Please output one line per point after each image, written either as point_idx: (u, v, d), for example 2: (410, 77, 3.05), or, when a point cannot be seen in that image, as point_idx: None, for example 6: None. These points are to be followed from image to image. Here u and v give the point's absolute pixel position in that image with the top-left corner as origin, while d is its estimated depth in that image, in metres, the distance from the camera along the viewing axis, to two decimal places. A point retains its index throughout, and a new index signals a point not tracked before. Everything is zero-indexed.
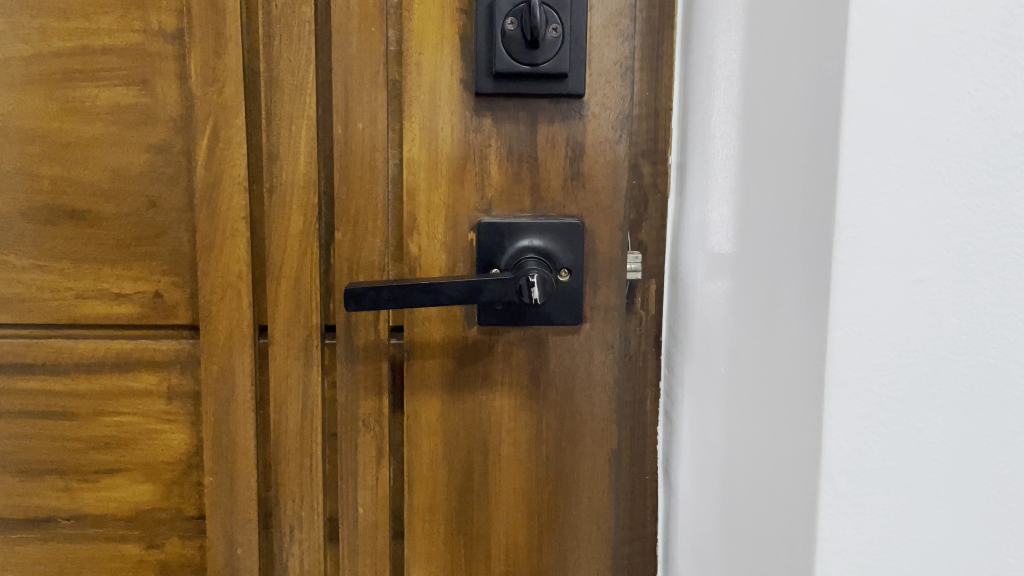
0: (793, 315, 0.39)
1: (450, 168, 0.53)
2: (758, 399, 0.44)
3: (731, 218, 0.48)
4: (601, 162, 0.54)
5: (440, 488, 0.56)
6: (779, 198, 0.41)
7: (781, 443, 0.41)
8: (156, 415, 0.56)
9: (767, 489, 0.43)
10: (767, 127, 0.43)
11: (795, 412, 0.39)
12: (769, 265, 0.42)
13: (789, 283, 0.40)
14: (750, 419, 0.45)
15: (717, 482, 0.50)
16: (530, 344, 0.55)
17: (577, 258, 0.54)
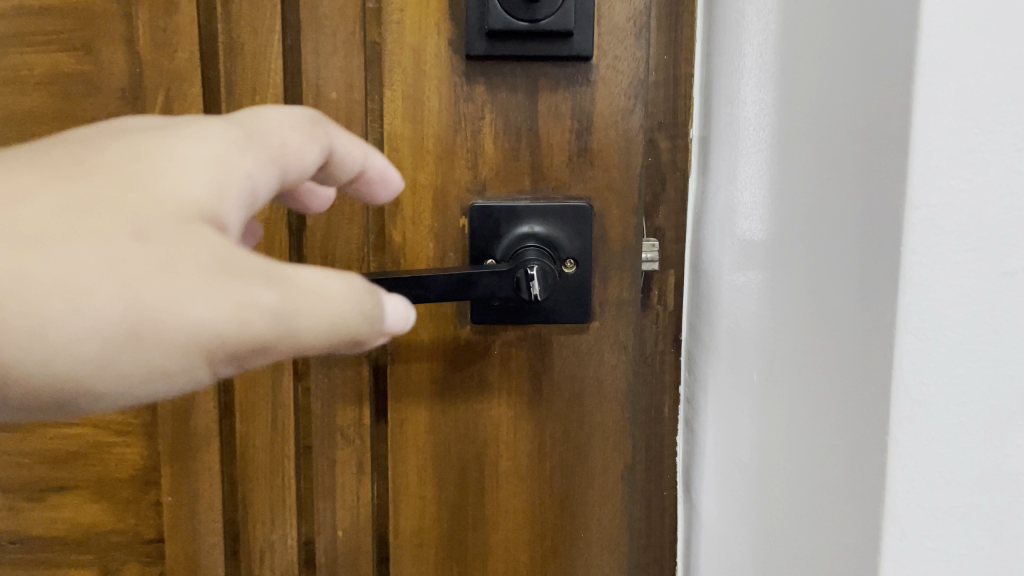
0: (847, 313, 0.32)
1: (437, 144, 0.46)
2: (802, 413, 0.37)
3: (766, 199, 0.40)
4: (611, 136, 0.47)
5: (429, 511, 0.49)
6: (830, 169, 0.34)
7: (830, 468, 0.34)
8: (109, 427, 0.49)
9: (812, 519, 0.36)
10: (813, 85, 0.35)
11: (852, 432, 0.32)
12: (816, 252, 0.35)
13: (841, 274, 0.33)
14: (792, 435, 0.38)
15: (749, 507, 0.43)
16: (532, 345, 0.48)
17: (584, 246, 0.47)
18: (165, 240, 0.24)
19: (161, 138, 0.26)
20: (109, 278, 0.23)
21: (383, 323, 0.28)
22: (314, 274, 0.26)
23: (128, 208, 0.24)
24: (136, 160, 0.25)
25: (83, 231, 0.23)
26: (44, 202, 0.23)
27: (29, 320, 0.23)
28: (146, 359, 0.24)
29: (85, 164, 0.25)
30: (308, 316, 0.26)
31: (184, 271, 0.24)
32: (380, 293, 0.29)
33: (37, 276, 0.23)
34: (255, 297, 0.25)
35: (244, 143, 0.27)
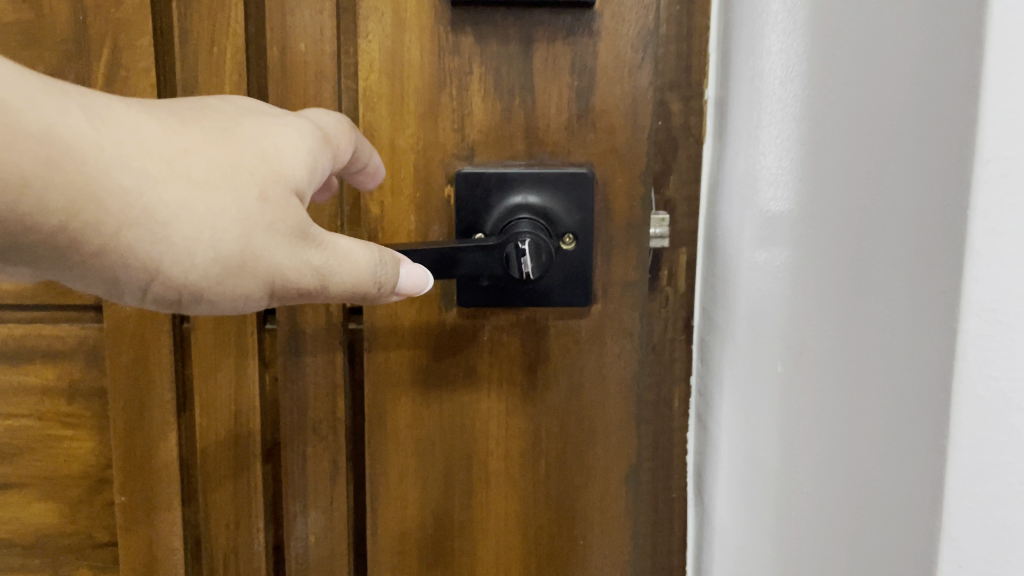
0: (901, 292, 0.27)
1: (419, 103, 0.41)
2: (837, 409, 0.31)
3: (795, 163, 0.35)
4: (617, 94, 0.41)
5: (412, 516, 0.44)
6: (877, 123, 0.28)
7: (874, 476, 0.29)
8: (57, 419, 0.45)
9: (851, 535, 0.30)
10: (856, 24, 0.30)
11: (905, 436, 0.27)
12: (857, 221, 0.30)
13: (891, 246, 0.27)
14: (826, 436, 0.32)
15: (771, 513, 0.38)
16: (525, 330, 0.43)
17: (583, 219, 0.41)
18: (282, 207, 0.30)
19: (283, 125, 0.32)
20: (235, 224, 0.28)
21: (395, 285, 0.33)
22: (358, 250, 0.32)
23: (258, 174, 0.29)
24: (272, 137, 0.31)
25: (229, 184, 0.28)
26: (208, 154, 0.28)
27: (185, 240, 0.27)
28: (236, 288, 0.29)
29: (232, 131, 0.30)
30: (343, 277, 0.31)
31: (284, 230, 0.30)
32: (400, 259, 0.34)
33: (197, 209, 0.28)
34: (308, 256, 0.31)
35: (320, 142, 0.33)
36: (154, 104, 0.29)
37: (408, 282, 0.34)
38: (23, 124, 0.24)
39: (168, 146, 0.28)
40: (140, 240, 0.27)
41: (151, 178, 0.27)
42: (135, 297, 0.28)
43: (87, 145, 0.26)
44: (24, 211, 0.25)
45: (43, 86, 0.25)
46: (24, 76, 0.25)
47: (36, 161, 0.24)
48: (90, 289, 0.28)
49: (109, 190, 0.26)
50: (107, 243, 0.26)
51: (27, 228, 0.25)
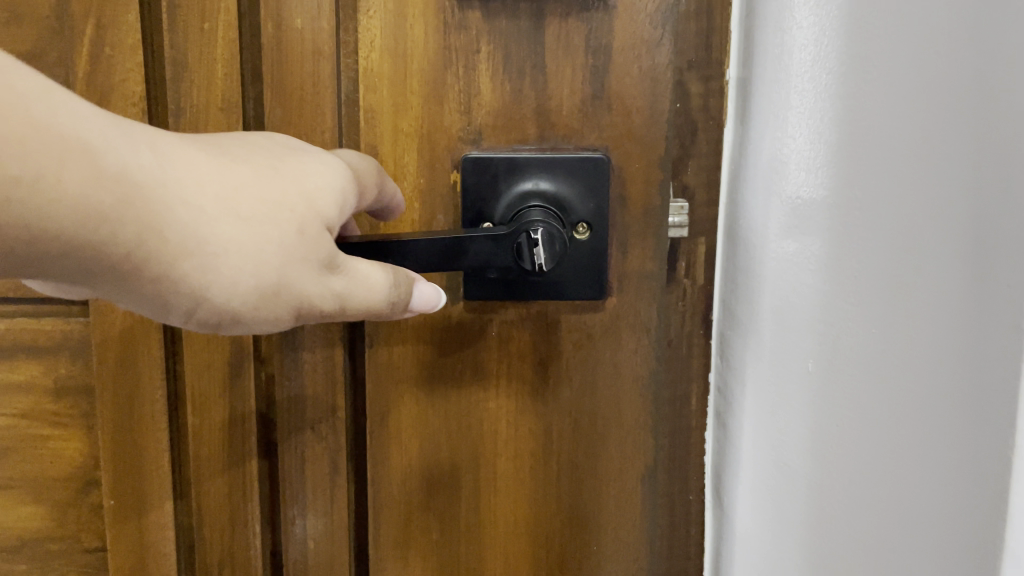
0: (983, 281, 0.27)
1: (423, 83, 0.38)
2: (897, 404, 0.31)
3: (836, 148, 0.33)
4: (634, 74, 0.38)
5: (416, 520, 0.42)
6: (955, 108, 0.28)
7: (949, 468, 0.28)
8: (43, 418, 0.43)
9: (915, 531, 0.30)
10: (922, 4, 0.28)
11: (985, 428, 0.27)
12: (929, 211, 0.29)
13: (971, 234, 0.27)
14: (879, 428, 0.32)
15: (804, 517, 0.36)
16: (536, 325, 0.41)
17: (598, 207, 0.39)
18: (317, 241, 0.29)
19: (324, 160, 0.31)
20: (272, 259, 0.28)
21: (408, 303, 0.32)
22: (379, 275, 0.31)
23: (300, 211, 0.29)
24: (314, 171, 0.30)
25: (274, 219, 0.28)
26: (255, 192, 0.28)
27: (230, 272, 0.27)
28: (268, 315, 0.28)
29: (276, 166, 0.30)
30: (362, 301, 0.31)
31: (317, 261, 0.29)
32: (413, 277, 0.32)
33: (243, 242, 0.27)
34: (332, 283, 0.30)
35: (353, 179, 0.32)
36: (204, 140, 0.29)
37: (421, 298, 0.32)
38: (101, 163, 0.24)
39: (220, 184, 0.27)
40: (191, 273, 0.27)
41: (204, 215, 0.27)
42: (180, 318, 0.28)
43: (155, 183, 0.26)
44: (92, 246, 0.25)
45: (117, 130, 0.26)
46: (101, 118, 0.25)
47: (109, 200, 0.25)
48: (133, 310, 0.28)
49: (169, 224, 0.26)
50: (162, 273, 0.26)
51: (91, 259, 0.25)
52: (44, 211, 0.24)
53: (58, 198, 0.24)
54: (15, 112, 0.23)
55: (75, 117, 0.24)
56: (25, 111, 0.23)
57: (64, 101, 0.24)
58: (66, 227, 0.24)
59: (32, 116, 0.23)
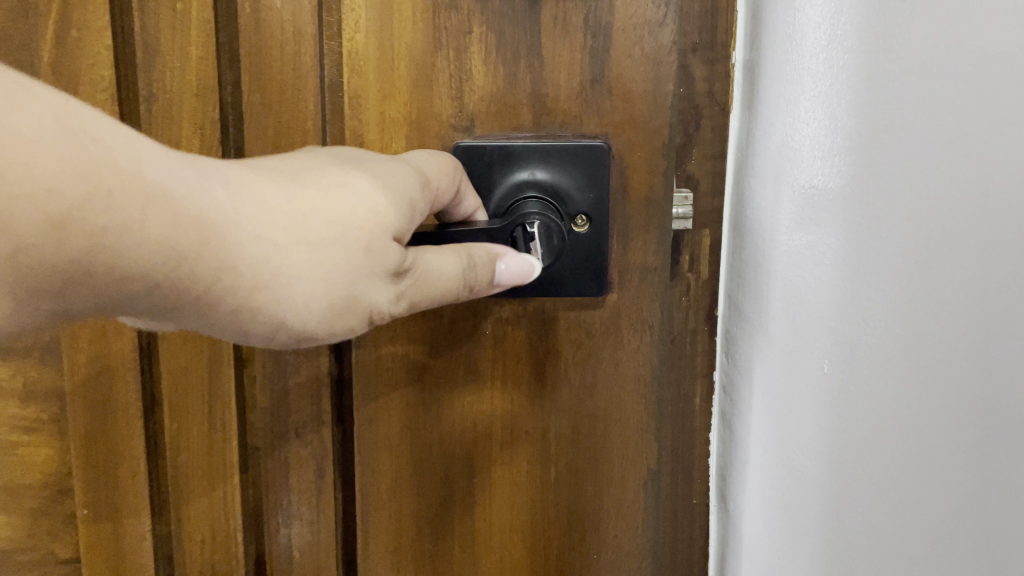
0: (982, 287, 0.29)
1: (411, 67, 0.36)
2: (934, 410, 0.31)
3: (858, 136, 0.31)
4: (636, 56, 0.36)
5: (407, 529, 0.40)
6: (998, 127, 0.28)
7: (945, 456, 0.31)
8: (12, 423, 0.40)
9: (930, 516, 0.32)
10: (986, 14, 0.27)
11: (966, 411, 0.30)
12: (967, 218, 0.29)
13: (976, 242, 0.29)
14: (912, 436, 0.31)
15: (820, 521, 0.35)
16: (534, 322, 0.38)
17: (597, 198, 0.37)
18: (385, 254, 0.28)
19: (390, 172, 0.30)
20: (340, 279, 0.27)
21: (494, 278, 0.32)
22: (451, 273, 0.30)
23: (369, 226, 0.27)
24: (382, 182, 0.29)
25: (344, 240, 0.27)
26: (324, 215, 0.27)
27: (303, 296, 0.27)
28: (344, 328, 0.28)
29: (347, 181, 0.28)
30: (427, 299, 0.30)
31: (383, 272, 0.28)
32: (496, 254, 0.32)
33: (311, 267, 0.27)
34: (398, 284, 0.29)
35: (423, 184, 0.31)
36: (272, 161, 0.28)
37: (511, 270, 0.32)
38: (177, 206, 0.24)
39: (289, 212, 0.26)
40: (268, 302, 0.26)
41: (275, 246, 0.26)
42: (262, 343, 0.28)
43: (228, 222, 0.25)
44: (171, 286, 0.25)
45: (195, 172, 0.25)
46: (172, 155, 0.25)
47: (186, 241, 0.25)
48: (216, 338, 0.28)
49: (244, 259, 0.26)
50: (241, 305, 0.26)
51: (172, 300, 0.25)
52: (124, 259, 0.24)
53: (138, 244, 0.24)
54: (102, 167, 0.23)
55: (156, 163, 0.24)
56: (112, 163, 0.23)
57: (148, 148, 0.24)
58: (146, 272, 0.24)
59: (119, 169, 0.23)
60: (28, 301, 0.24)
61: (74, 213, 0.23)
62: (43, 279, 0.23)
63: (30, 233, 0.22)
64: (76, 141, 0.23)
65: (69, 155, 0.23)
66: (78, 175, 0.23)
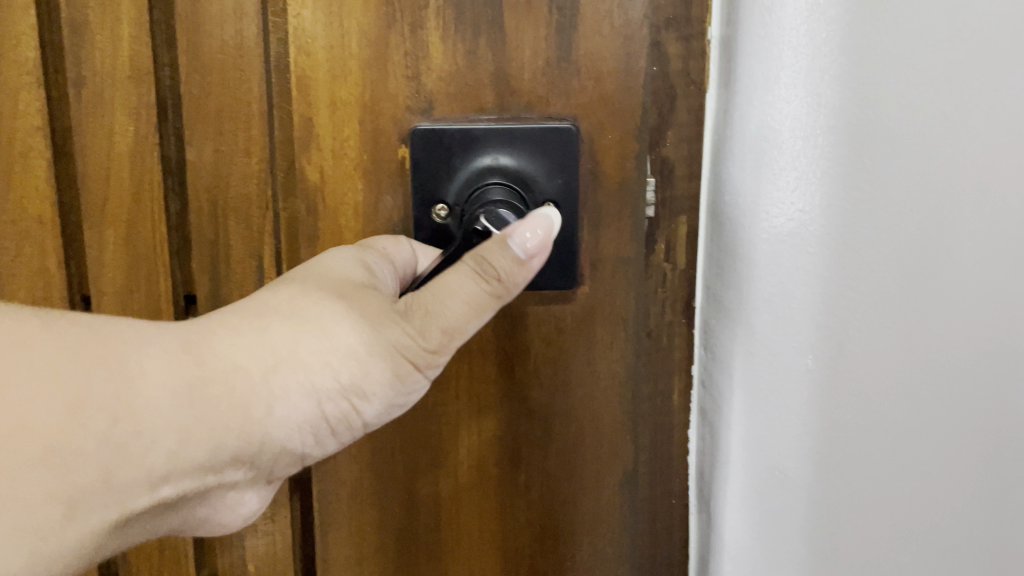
0: (979, 267, 0.28)
1: (363, 45, 0.33)
2: (922, 380, 0.30)
3: (843, 112, 0.28)
4: (605, 32, 0.33)
5: (369, 537, 0.38)
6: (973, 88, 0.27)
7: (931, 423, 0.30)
8: None
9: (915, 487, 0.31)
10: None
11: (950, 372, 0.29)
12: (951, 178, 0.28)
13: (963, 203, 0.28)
14: (911, 430, 0.30)
15: (802, 523, 0.32)
16: (500, 318, 0.36)
17: (565, 185, 0.34)
18: (365, 298, 0.28)
19: (335, 256, 0.31)
20: (342, 329, 0.27)
21: (524, 253, 0.29)
22: (467, 280, 0.28)
23: (328, 285, 0.28)
24: (332, 265, 0.30)
25: (320, 303, 0.27)
26: (285, 295, 0.28)
27: (317, 359, 0.27)
28: (385, 379, 0.28)
29: (292, 276, 0.29)
30: (459, 316, 0.28)
31: (383, 314, 0.28)
32: (505, 236, 0.29)
33: (305, 332, 0.27)
34: (408, 312, 0.28)
35: (373, 251, 0.32)
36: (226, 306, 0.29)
37: (531, 235, 0.29)
38: (166, 346, 0.26)
39: (254, 310, 0.27)
40: (288, 379, 0.27)
41: (262, 333, 0.27)
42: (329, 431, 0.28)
43: (213, 336, 0.26)
44: (200, 413, 0.26)
45: (176, 324, 0.27)
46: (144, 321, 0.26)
47: (187, 369, 0.25)
48: (278, 458, 0.28)
49: (241, 358, 0.26)
50: (270, 397, 0.26)
51: (210, 431, 0.26)
52: (145, 409, 0.25)
53: (150, 393, 0.25)
54: (89, 344, 0.25)
55: (134, 326, 0.26)
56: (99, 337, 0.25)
57: (123, 319, 0.26)
58: (171, 414, 0.25)
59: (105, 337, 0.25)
60: (78, 506, 0.24)
61: (83, 393, 0.24)
62: (83, 475, 0.24)
63: (53, 428, 0.23)
64: (60, 330, 0.25)
65: (66, 347, 0.24)
66: (76, 363, 0.24)
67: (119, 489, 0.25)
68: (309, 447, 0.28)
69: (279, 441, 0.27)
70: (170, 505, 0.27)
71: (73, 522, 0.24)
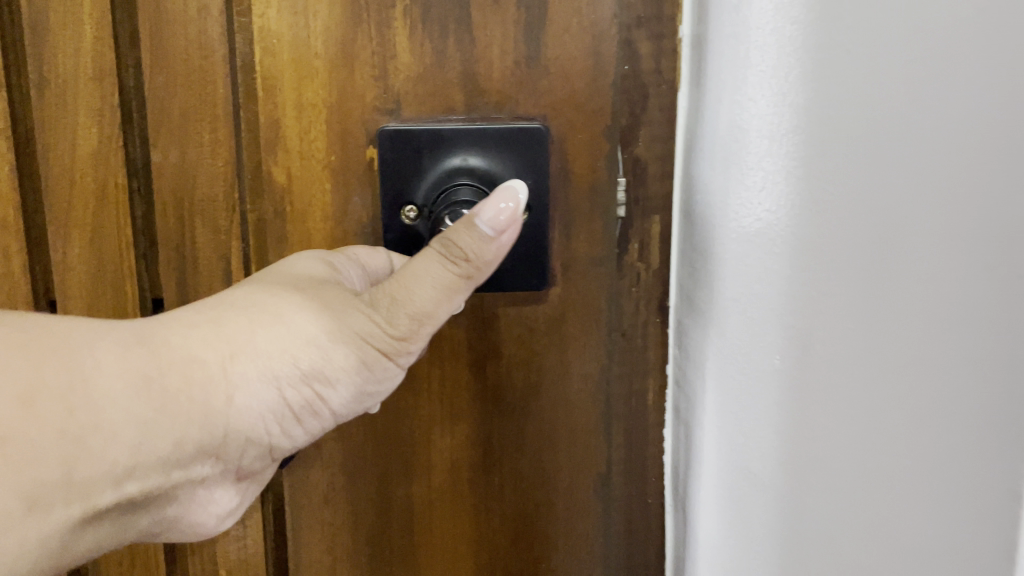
0: (973, 265, 0.24)
1: (329, 44, 0.33)
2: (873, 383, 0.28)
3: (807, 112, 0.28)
4: (574, 31, 0.33)
5: (341, 540, 0.38)
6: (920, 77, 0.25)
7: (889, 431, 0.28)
8: None
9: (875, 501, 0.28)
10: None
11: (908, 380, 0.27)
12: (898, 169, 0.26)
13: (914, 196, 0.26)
14: (918, 461, 0.27)
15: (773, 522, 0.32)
16: (472, 320, 0.36)
17: (534, 186, 0.34)
18: (324, 290, 0.28)
19: (296, 257, 0.31)
20: (300, 320, 0.27)
21: (491, 226, 0.28)
22: (433, 262, 0.28)
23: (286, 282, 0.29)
24: (291, 265, 0.30)
25: (279, 296, 0.27)
26: (242, 292, 0.28)
27: (277, 349, 0.27)
28: (350, 369, 0.28)
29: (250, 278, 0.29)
30: (427, 300, 0.28)
31: (348, 304, 0.28)
32: (472, 213, 0.28)
33: (264, 324, 0.27)
34: (371, 302, 0.28)
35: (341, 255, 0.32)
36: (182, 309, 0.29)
37: (502, 208, 0.28)
38: (123, 341, 0.26)
39: (210, 306, 0.27)
40: (249, 370, 0.27)
41: (220, 326, 0.27)
42: (291, 420, 0.28)
43: (170, 331, 0.26)
44: (160, 405, 0.25)
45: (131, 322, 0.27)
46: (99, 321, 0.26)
47: (145, 364, 0.25)
48: (245, 448, 0.28)
49: (198, 351, 0.26)
50: (230, 387, 0.27)
51: (171, 424, 0.26)
52: (103, 402, 0.25)
53: (107, 386, 0.25)
54: (44, 340, 0.25)
55: (89, 324, 0.26)
56: (54, 334, 0.25)
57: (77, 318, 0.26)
58: (130, 407, 0.25)
59: (60, 334, 0.25)
60: (41, 500, 0.24)
61: (40, 388, 0.24)
62: (44, 470, 0.24)
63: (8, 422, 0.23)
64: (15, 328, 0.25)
65: (20, 344, 0.24)
66: (31, 358, 0.24)
67: (82, 484, 0.25)
68: (276, 435, 0.28)
69: (241, 432, 0.27)
70: (134, 504, 0.27)
71: (36, 518, 0.24)
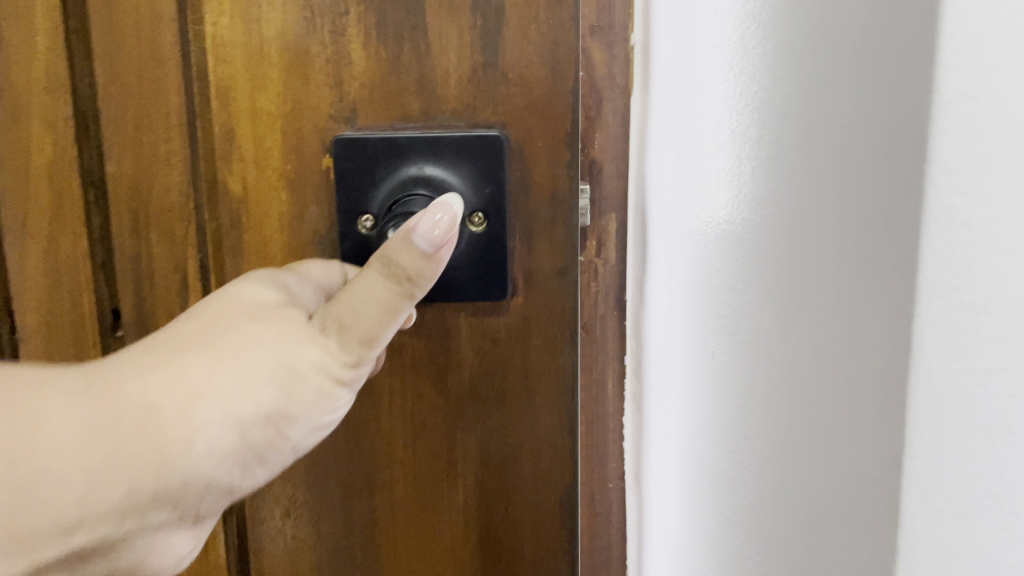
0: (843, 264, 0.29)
1: (283, 53, 0.32)
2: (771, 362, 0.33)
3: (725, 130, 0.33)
4: (532, 36, 0.32)
5: (303, 552, 0.37)
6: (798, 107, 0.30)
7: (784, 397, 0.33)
8: None
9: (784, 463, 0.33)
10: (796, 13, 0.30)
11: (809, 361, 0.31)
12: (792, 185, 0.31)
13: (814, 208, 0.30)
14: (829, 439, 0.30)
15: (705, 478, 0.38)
16: (432, 330, 0.35)
17: (493, 195, 0.34)
18: (280, 318, 0.28)
19: (249, 279, 0.30)
20: (256, 356, 0.27)
21: (426, 242, 0.27)
22: (377, 285, 0.27)
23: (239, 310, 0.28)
24: (244, 287, 0.29)
25: (234, 332, 0.27)
26: (195, 326, 0.27)
27: (233, 388, 0.26)
28: (307, 397, 0.27)
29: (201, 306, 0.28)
30: (373, 323, 0.27)
31: (304, 329, 0.28)
32: (409, 227, 0.27)
33: (221, 362, 0.26)
34: (325, 331, 0.28)
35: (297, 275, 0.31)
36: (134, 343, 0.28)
37: (437, 222, 0.27)
38: (68, 387, 0.25)
39: (162, 344, 0.26)
40: (206, 413, 0.26)
41: (173, 365, 0.26)
42: (252, 463, 0.27)
43: (120, 373, 0.25)
44: (110, 454, 0.24)
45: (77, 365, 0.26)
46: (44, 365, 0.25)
47: (92, 411, 0.24)
48: (205, 495, 0.27)
49: (149, 393, 0.25)
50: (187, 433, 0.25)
51: (122, 473, 0.25)
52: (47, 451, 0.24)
53: (52, 436, 0.24)
54: None
55: (33, 369, 0.25)
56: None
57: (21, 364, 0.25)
58: (76, 456, 0.24)
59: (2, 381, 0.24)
60: None
61: None
62: None
63: None
64: None
65: None
66: None
67: (25, 539, 0.24)
68: (237, 479, 0.27)
69: (199, 482, 0.26)
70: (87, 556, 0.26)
71: None
